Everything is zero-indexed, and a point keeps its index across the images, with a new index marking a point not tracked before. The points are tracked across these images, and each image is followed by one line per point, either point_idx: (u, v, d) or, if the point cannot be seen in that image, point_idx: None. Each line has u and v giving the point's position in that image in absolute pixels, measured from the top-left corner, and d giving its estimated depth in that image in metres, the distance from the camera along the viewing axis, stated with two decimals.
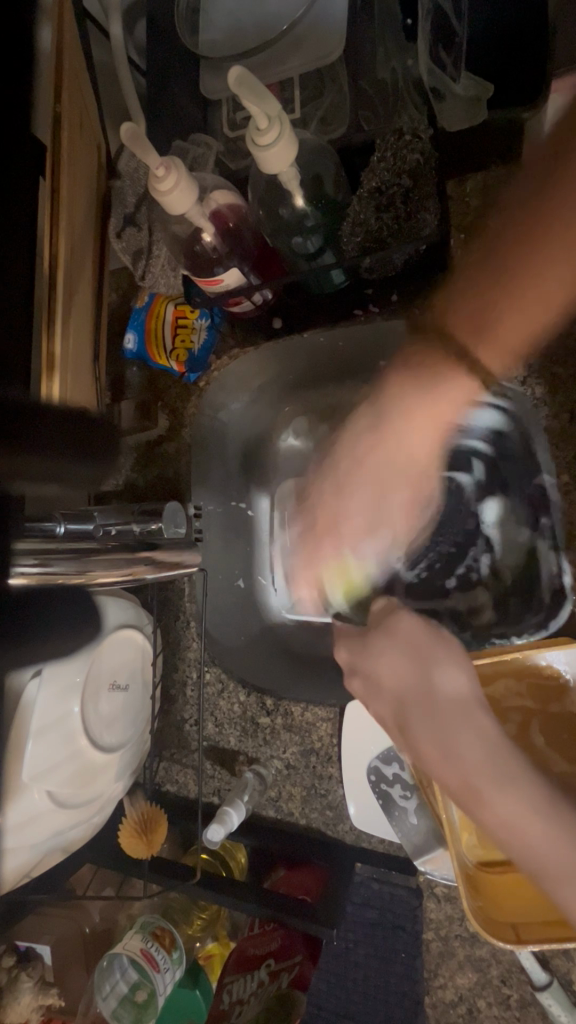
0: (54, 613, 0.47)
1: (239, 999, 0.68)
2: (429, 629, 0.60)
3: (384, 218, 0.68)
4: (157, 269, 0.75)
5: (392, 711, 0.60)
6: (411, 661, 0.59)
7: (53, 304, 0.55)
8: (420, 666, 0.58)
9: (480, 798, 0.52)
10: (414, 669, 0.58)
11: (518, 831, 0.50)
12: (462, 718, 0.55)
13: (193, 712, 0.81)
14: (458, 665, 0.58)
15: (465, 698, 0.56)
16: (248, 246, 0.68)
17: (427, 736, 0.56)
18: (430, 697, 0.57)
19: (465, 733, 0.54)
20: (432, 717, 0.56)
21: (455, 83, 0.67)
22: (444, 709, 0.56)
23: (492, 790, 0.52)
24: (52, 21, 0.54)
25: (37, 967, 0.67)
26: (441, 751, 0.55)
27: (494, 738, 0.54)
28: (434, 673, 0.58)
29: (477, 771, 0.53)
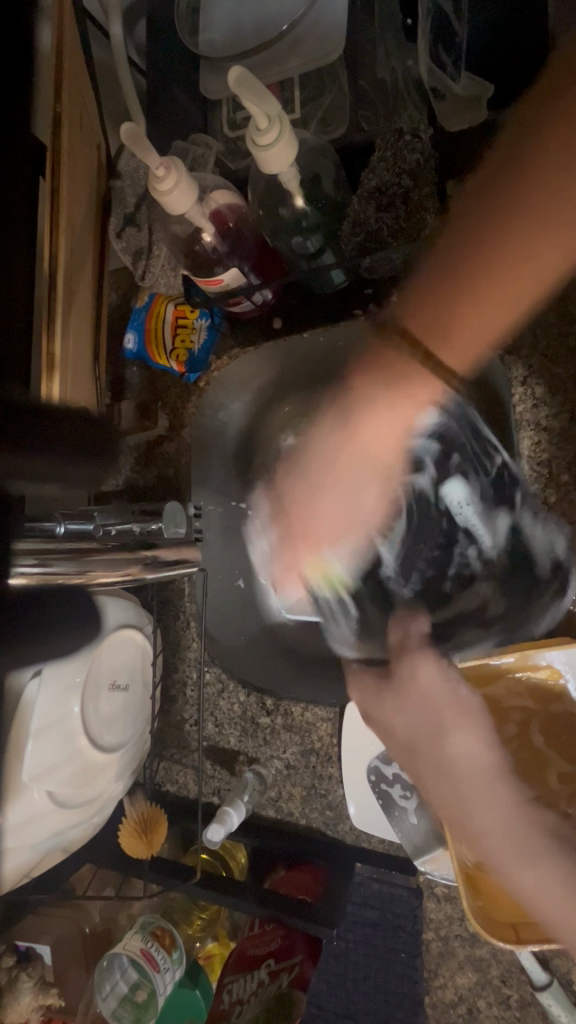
0: (54, 613, 0.47)
1: (239, 999, 0.68)
2: (445, 688, 0.60)
3: (384, 218, 0.68)
4: (157, 269, 0.75)
5: (402, 756, 0.62)
6: (431, 723, 0.59)
7: (52, 305, 0.56)
8: (435, 733, 0.59)
9: (517, 878, 0.53)
10: (431, 731, 0.59)
11: (547, 904, 0.52)
12: (485, 793, 0.57)
13: (193, 713, 0.81)
14: (472, 737, 0.59)
15: (485, 768, 0.58)
16: (249, 246, 0.68)
17: (485, 819, 0.56)
18: (443, 767, 0.58)
19: (494, 801, 0.57)
20: (453, 792, 0.57)
21: (455, 83, 0.67)
22: (460, 778, 0.58)
23: (522, 866, 0.53)
24: (52, 20, 0.54)
25: (37, 967, 0.67)
26: (478, 825, 0.56)
27: (519, 813, 0.57)
28: (447, 747, 0.59)
29: (509, 846, 0.55)
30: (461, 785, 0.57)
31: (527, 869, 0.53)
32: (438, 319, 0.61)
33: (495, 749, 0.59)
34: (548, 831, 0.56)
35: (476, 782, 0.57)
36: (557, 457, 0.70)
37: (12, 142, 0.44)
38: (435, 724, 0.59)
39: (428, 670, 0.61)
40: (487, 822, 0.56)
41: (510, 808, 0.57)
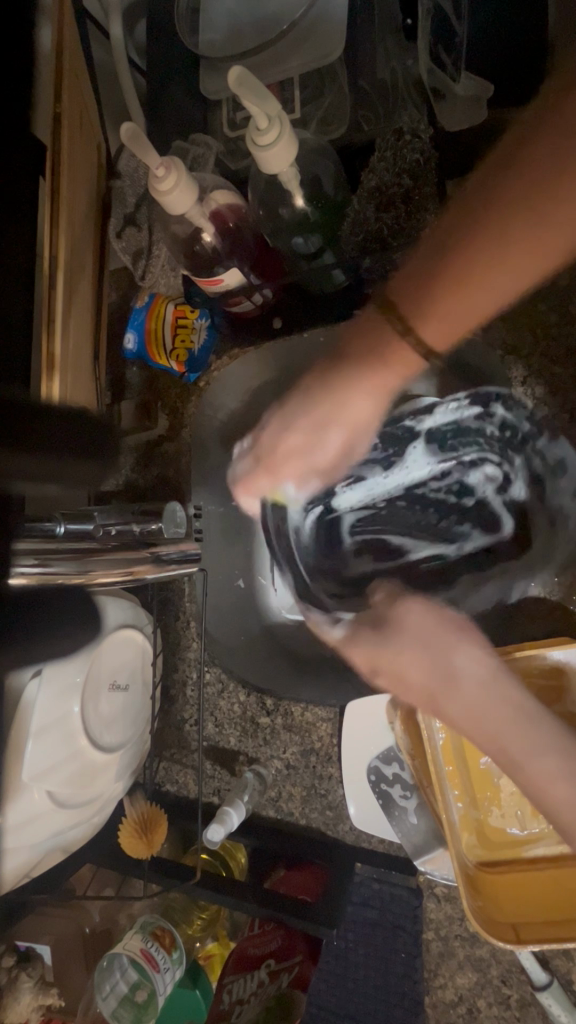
0: (55, 613, 0.47)
1: (239, 999, 0.68)
2: (435, 620, 0.58)
3: (384, 218, 0.69)
4: (157, 269, 0.76)
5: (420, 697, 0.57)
6: (430, 653, 0.56)
7: (53, 305, 0.56)
8: (440, 651, 0.56)
9: (532, 758, 0.54)
10: (434, 663, 0.56)
11: (549, 789, 0.53)
12: (487, 706, 0.55)
13: (192, 713, 0.81)
14: (475, 647, 0.57)
15: (483, 677, 0.56)
16: (249, 246, 0.68)
17: (473, 706, 0.55)
18: (450, 676, 0.56)
19: (506, 718, 0.55)
20: (456, 698, 0.56)
21: (455, 83, 0.67)
22: (466, 687, 0.56)
23: (528, 749, 0.54)
24: (52, 19, 0.54)
25: (37, 967, 0.67)
26: (467, 713, 0.56)
27: (532, 712, 0.56)
28: (456, 655, 0.56)
29: (519, 739, 0.54)
30: (478, 712, 0.55)
31: (536, 757, 0.54)
32: (419, 301, 0.53)
33: (492, 659, 0.57)
34: (556, 732, 0.55)
35: (485, 694, 0.55)
36: None
37: (13, 142, 0.44)
38: (439, 642, 0.57)
39: (418, 609, 0.59)
40: (497, 715, 0.55)
41: (528, 734, 0.55)
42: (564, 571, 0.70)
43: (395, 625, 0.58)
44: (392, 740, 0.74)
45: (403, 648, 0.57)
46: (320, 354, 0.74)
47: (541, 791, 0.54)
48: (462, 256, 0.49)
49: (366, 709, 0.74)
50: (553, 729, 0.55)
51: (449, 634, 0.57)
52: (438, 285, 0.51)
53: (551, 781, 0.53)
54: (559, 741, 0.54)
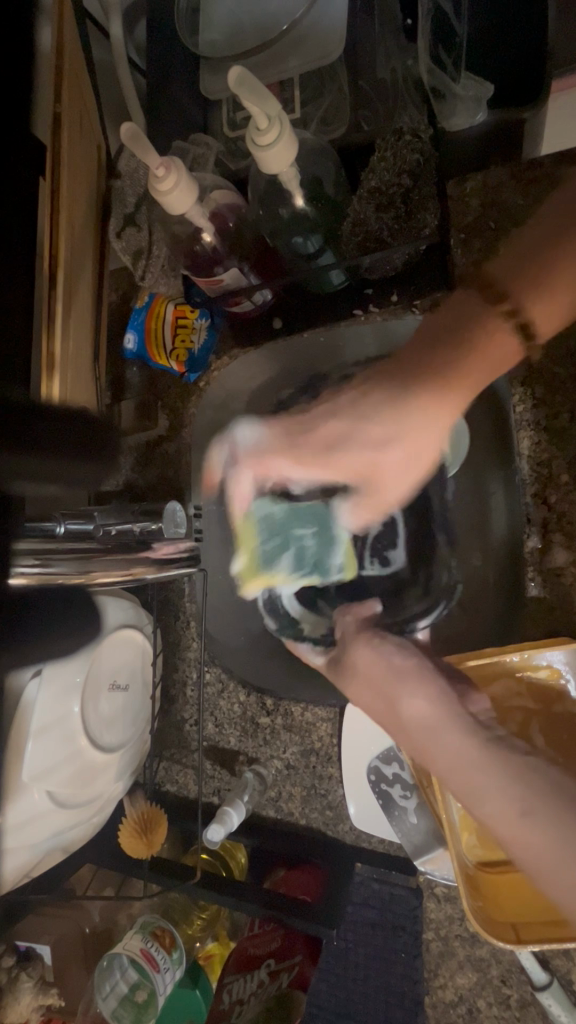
0: (56, 613, 0.47)
1: (239, 999, 0.68)
2: (383, 662, 0.61)
3: (384, 218, 0.68)
4: (157, 270, 0.75)
5: (386, 713, 0.61)
6: (378, 697, 0.60)
7: (53, 305, 0.56)
8: (388, 700, 0.60)
9: (520, 834, 0.52)
10: (383, 704, 0.60)
11: (542, 863, 0.51)
12: (476, 781, 0.55)
13: (193, 712, 0.81)
14: (424, 692, 0.59)
15: (431, 721, 0.58)
16: (248, 246, 0.69)
17: (440, 763, 0.57)
18: (404, 727, 0.59)
19: (491, 796, 0.54)
20: (415, 747, 0.59)
21: (455, 83, 0.65)
22: (412, 732, 0.59)
23: (524, 830, 0.52)
24: (52, 20, 0.54)
25: (37, 968, 0.67)
26: (443, 762, 0.57)
27: (519, 791, 0.53)
28: (403, 702, 0.59)
29: (509, 822, 0.53)
30: (481, 799, 0.54)
31: (528, 821, 0.52)
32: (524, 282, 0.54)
33: (444, 702, 0.58)
34: (545, 790, 0.53)
35: (467, 771, 0.55)
36: (556, 457, 0.70)
37: (12, 142, 0.44)
38: (388, 690, 0.60)
39: (365, 647, 0.62)
40: (494, 791, 0.54)
41: (513, 814, 0.52)
42: (565, 572, 0.70)
43: (349, 666, 0.63)
44: (392, 740, 0.74)
45: (355, 689, 0.62)
46: (320, 354, 0.75)
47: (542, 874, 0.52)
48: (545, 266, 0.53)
49: (364, 708, 0.74)
50: (548, 801, 0.52)
51: (409, 696, 0.59)
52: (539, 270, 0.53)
53: (544, 854, 0.51)
54: (549, 810, 0.52)
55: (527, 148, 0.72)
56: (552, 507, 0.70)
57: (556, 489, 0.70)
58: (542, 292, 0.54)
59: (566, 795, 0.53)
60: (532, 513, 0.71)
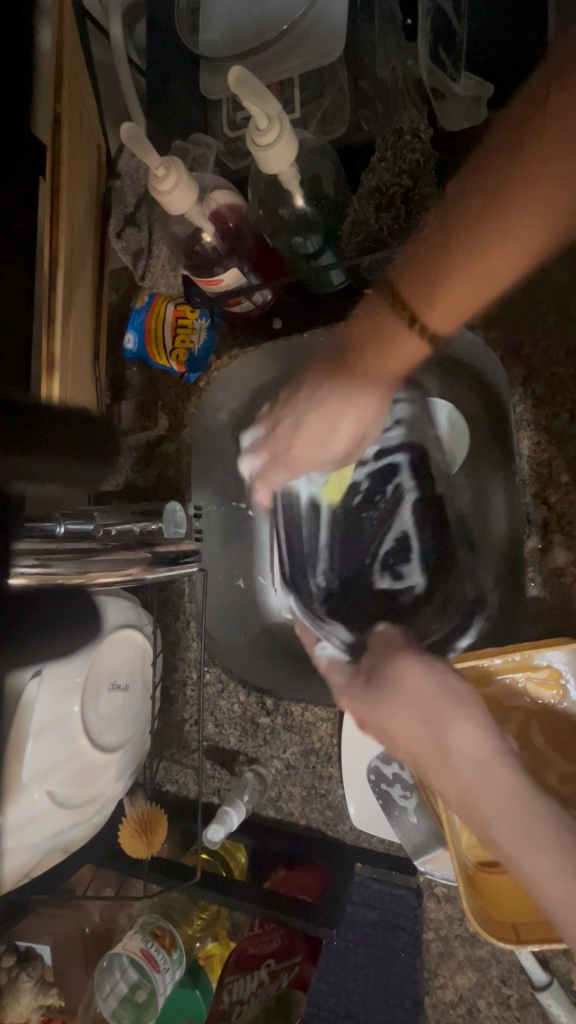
0: (55, 613, 0.47)
1: (239, 999, 0.68)
2: (436, 681, 0.60)
3: (384, 218, 0.69)
4: (157, 269, 0.76)
5: (426, 748, 0.58)
6: (427, 723, 0.58)
7: (53, 304, 0.55)
8: (434, 726, 0.58)
9: (535, 862, 0.51)
10: (429, 732, 0.58)
11: None
12: (500, 809, 0.54)
13: (193, 713, 0.81)
14: (472, 724, 0.58)
15: (480, 757, 0.57)
16: (248, 246, 0.68)
17: (466, 783, 0.56)
18: (442, 755, 0.57)
19: (519, 824, 0.53)
20: (456, 791, 0.56)
21: (455, 83, 0.68)
22: (459, 769, 0.56)
23: (541, 859, 0.51)
24: (52, 21, 0.54)
25: (37, 968, 0.67)
26: (473, 790, 0.55)
27: (543, 824, 0.53)
28: (447, 729, 0.58)
29: (527, 848, 0.52)
30: (501, 827, 0.54)
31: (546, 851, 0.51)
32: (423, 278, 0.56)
33: (485, 733, 0.58)
34: None
35: (494, 794, 0.55)
36: (556, 457, 0.70)
37: (11, 142, 0.44)
38: (435, 717, 0.58)
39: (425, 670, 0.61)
40: (541, 843, 0.52)
41: (535, 841, 0.52)
42: (564, 571, 0.70)
43: (395, 682, 0.62)
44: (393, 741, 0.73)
45: (393, 707, 0.61)
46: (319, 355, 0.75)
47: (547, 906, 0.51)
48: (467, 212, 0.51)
49: None
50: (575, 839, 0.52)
51: (459, 721, 0.58)
52: (434, 253, 0.55)
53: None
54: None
55: None
56: (552, 507, 0.70)
57: (556, 489, 0.70)
58: (461, 268, 0.53)
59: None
60: (532, 513, 0.71)
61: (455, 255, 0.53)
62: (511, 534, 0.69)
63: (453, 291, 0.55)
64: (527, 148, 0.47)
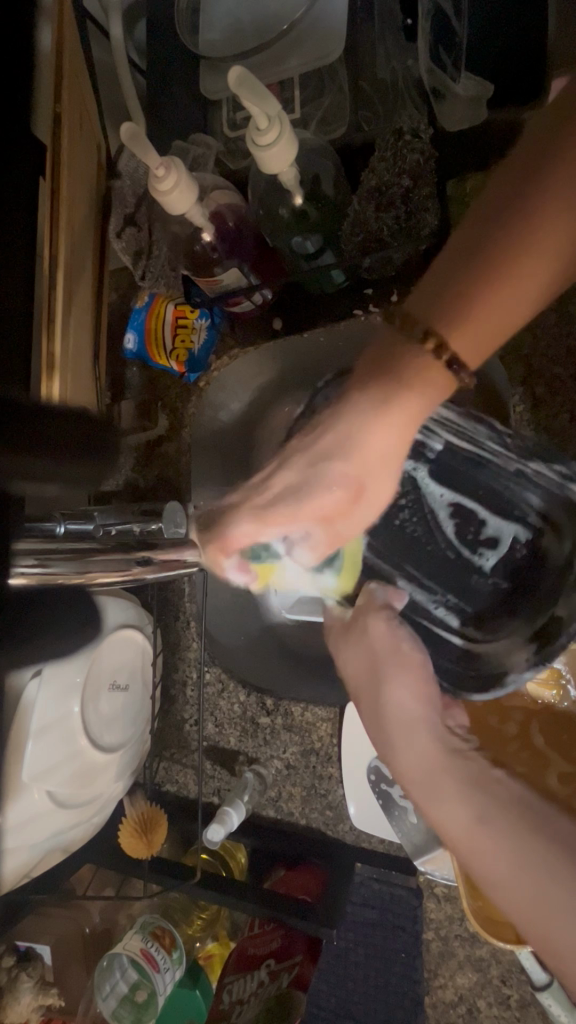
0: (65, 614, 0.46)
1: (239, 999, 0.68)
2: (393, 637, 0.62)
3: (384, 218, 0.68)
4: (157, 268, 0.75)
5: (368, 695, 0.61)
6: (369, 675, 0.60)
7: (53, 305, 0.56)
8: (375, 679, 0.60)
9: (477, 843, 0.50)
10: (370, 682, 0.60)
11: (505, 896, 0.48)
12: (437, 789, 0.54)
13: (192, 712, 0.81)
14: (410, 684, 0.59)
15: (414, 716, 0.58)
16: (248, 245, 0.68)
17: (414, 768, 0.56)
18: (386, 717, 0.59)
19: (454, 801, 0.53)
20: (390, 740, 0.59)
21: (455, 83, 0.68)
22: (393, 724, 0.58)
23: (482, 835, 0.50)
24: (52, 20, 0.54)
25: (37, 967, 0.66)
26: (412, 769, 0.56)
27: (484, 800, 0.52)
28: (386, 691, 0.59)
29: (466, 830, 0.51)
30: (444, 813, 0.54)
31: (482, 826, 0.50)
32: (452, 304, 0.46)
33: (428, 703, 0.59)
34: (537, 825, 0.49)
35: (431, 771, 0.55)
36: None
37: (12, 141, 0.44)
38: (374, 673, 0.60)
39: (379, 622, 0.63)
40: (452, 799, 0.53)
41: (474, 824, 0.51)
42: None
43: (357, 629, 0.63)
44: None
45: (348, 655, 0.63)
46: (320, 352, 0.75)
47: (505, 897, 0.49)
48: (505, 240, 0.43)
49: None
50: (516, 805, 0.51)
51: (401, 683, 0.59)
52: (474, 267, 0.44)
53: (501, 882, 0.48)
54: (519, 830, 0.49)
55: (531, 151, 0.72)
56: None
57: None
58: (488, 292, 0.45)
59: (530, 810, 0.51)
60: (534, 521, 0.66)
61: (475, 299, 0.46)
62: (503, 518, 0.66)
63: (484, 329, 0.47)
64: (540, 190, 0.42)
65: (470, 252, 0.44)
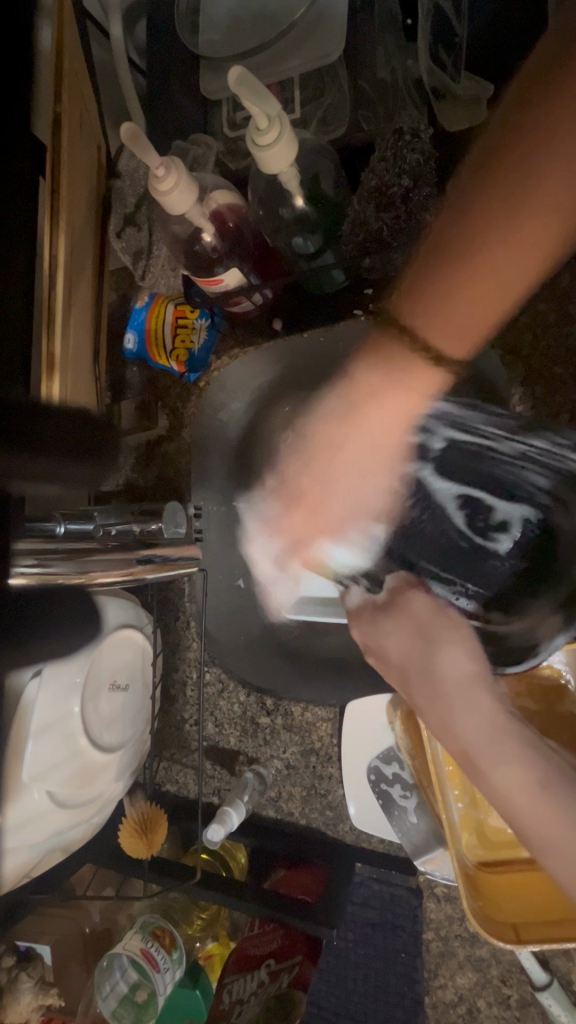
0: (58, 612, 0.46)
1: (239, 999, 0.68)
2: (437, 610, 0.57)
3: (384, 218, 0.69)
4: (157, 269, 0.77)
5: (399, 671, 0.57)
6: (418, 637, 0.55)
7: (52, 304, 0.56)
8: (425, 646, 0.54)
9: (529, 795, 0.49)
10: (420, 649, 0.55)
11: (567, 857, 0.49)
12: (506, 745, 0.51)
13: (193, 713, 0.81)
14: (460, 646, 0.54)
15: (467, 677, 0.53)
16: (248, 246, 0.68)
17: (467, 724, 0.52)
18: (435, 679, 0.53)
19: (520, 774, 0.50)
20: (436, 705, 0.53)
21: (455, 83, 0.68)
22: (443, 688, 0.53)
23: (524, 786, 0.50)
24: (52, 19, 0.54)
25: (37, 967, 0.66)
26: (465, 722, 0.52)
27: (536, 754, 0.51)
28: (437, 655, 0.54)
29: (522, 793, 0.50)
30: (508, 781, 0.50)
31: (539, 782, 0.50)
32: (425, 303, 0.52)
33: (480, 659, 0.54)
34: None
35: (473, 711, 0.52)
36: None
37: (12, 142, 0.44)
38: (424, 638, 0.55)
39: (421, 598, 0.60)
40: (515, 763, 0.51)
41: (539, 780, 0.50)
42: None
43: (400, 608, 0.59)
44: (391, 740, 0.74)
45: (391, 638, 0.57)
46: (321, 354, 0.75)
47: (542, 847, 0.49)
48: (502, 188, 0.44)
49: (365, 707, 0.74)
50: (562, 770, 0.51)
51: (448, 644, 0.54)
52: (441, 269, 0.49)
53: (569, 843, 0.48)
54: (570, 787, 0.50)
55: None
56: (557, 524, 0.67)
57: None
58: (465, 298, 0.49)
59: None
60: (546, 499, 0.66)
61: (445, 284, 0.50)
62: (511, 502, 0.67)
63: (458, 328, 0.52)
64: (542, 115, 0.40)
65: (449, 219, 0.48)
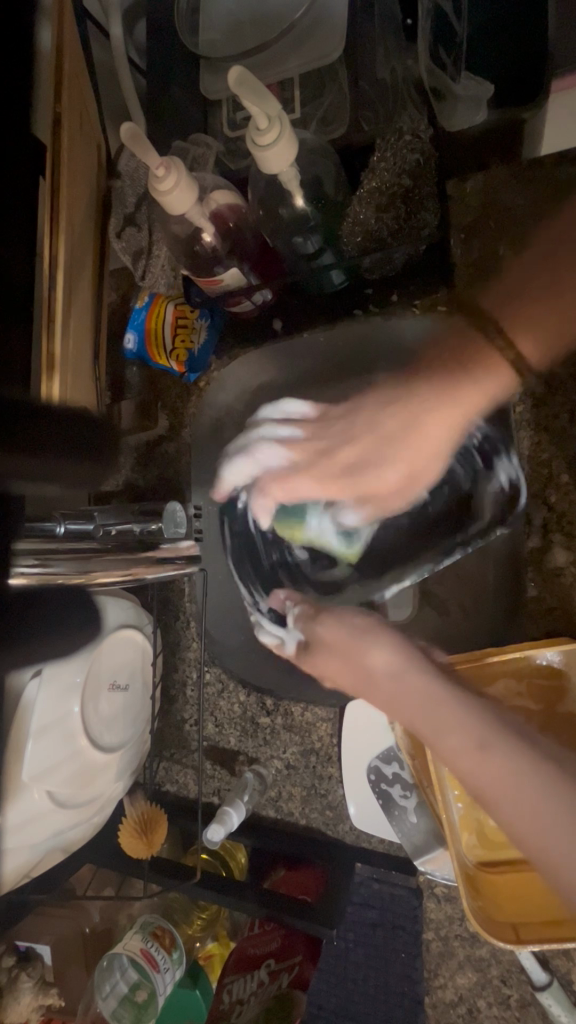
0: (57, 612, 0.47)
1: (239, 999, 0.67)
2: (349, 625, 0.61)
3: (385, 218, 0.69)
4: (157, 269, 0.76)
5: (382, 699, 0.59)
6: (341, 654, 0.61)
7: (53, 304, 0.56)
8: (353, 649, 0.60)
9: (483, 768, 0.51)
10: (346, 662, 0.60)
11: (545, 842, 0.48)
12: (440, 716, 0.54)
13: (193, 713, 0.81)
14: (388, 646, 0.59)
15: (395, 669, 0.58)
16: (249, 246, 0.68)
17: (408, 708, 0.56)
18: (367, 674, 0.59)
19: (469, 749, 0.52)
20: (381, 696, 0.59)
21: (455, 84, 0.68)
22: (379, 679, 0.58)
23: (485, 760, 0.52)
24: (52, 20, 0.54)
25: (37, 967, 0.67)
26: (407, 707, 0.56)
27: (475, 727, 0.53)
28: (369, 656, 0.59)
29: (473, 762, 0.52)
30: (461, 756, 0.53)
31: (487, 753, 0.52)
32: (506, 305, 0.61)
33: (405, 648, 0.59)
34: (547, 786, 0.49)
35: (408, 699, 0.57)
36: (556, 458, 0.72)
37: (13, 143, 0.44)
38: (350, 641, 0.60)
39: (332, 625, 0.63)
40: (450, 723, 0.54)
41: (489, 749, 0.52)
42: (563, 571, 0.71)
43: (315, 642, 0.64)
44: (392, 740, 0.73)
45: (320, 661, 0.63)
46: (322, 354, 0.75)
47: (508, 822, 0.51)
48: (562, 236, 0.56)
49: (365, 708, 0.73)
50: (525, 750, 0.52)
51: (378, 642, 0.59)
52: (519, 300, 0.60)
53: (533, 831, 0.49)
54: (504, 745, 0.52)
55: (527, 148, 0.73)
56: (552, 507, 0.72)
57: (556, 489, 0.71)
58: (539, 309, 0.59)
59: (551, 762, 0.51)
60: (532, 512, 0.72)
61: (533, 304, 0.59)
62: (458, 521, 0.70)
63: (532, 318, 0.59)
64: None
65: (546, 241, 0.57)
